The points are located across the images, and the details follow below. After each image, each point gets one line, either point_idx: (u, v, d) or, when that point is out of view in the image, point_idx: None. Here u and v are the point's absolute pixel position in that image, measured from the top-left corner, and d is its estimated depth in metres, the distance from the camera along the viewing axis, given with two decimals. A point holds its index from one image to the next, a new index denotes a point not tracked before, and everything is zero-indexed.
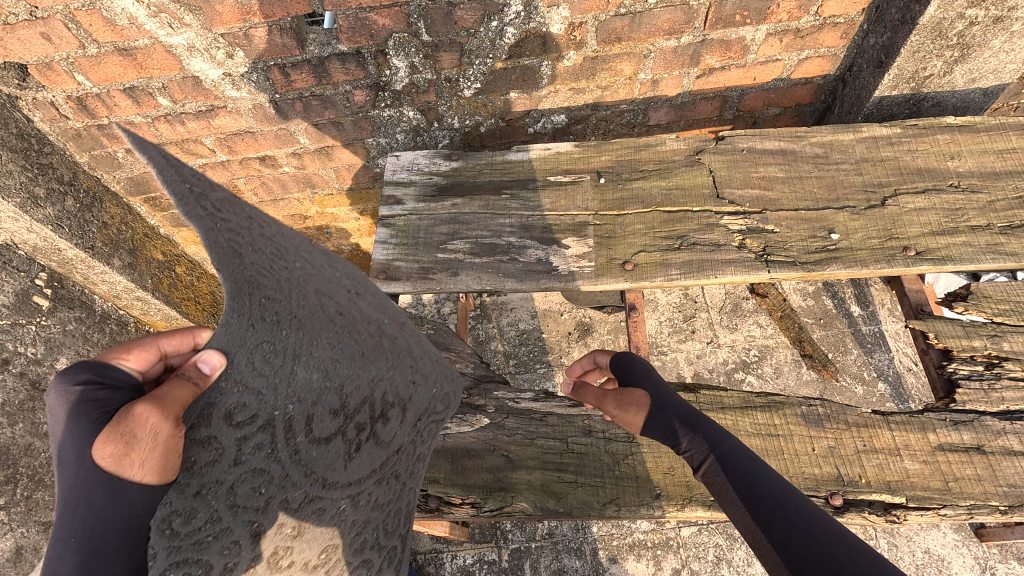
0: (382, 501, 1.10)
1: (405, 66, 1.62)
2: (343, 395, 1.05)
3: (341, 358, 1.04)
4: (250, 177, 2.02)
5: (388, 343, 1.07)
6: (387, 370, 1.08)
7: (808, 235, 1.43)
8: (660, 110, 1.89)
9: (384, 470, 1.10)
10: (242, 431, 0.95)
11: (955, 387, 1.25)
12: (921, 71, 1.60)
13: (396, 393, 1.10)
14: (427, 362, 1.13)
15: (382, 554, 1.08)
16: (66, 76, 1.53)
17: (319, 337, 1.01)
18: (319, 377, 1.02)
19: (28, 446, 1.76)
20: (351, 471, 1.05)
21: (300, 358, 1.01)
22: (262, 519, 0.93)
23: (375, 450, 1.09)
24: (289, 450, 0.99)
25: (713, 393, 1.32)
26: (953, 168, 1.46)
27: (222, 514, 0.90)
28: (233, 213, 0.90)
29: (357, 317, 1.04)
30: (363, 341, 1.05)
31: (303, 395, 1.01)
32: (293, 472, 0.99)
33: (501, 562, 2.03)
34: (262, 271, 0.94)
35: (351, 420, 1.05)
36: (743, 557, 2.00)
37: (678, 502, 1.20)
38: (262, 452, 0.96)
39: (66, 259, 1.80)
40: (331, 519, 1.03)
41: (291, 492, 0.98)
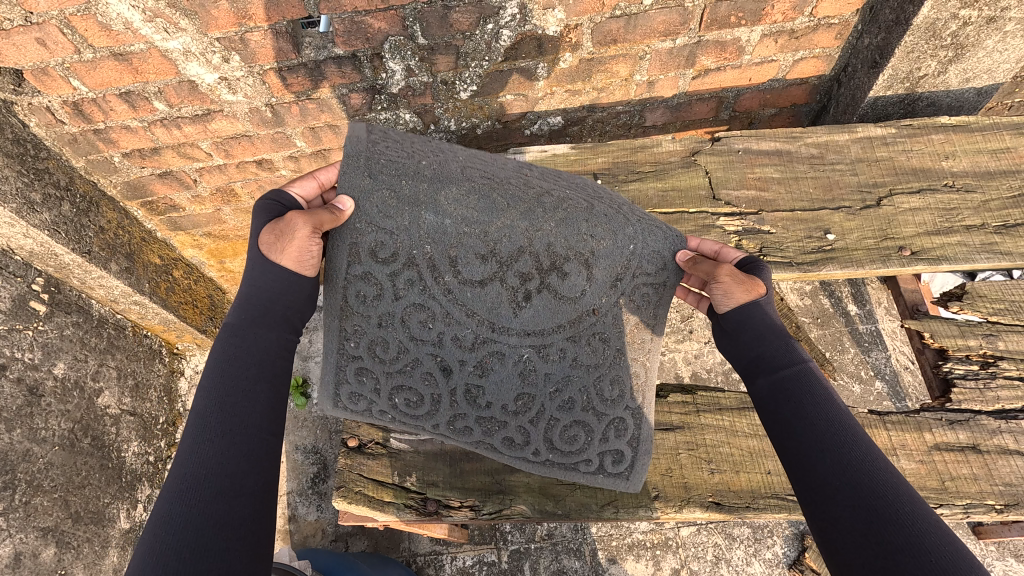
0: (578, 351, 1.25)
1: (402, 69, 1.63)
2: (491, 241, 1.22)
3: (495, 198, 1.22)
4: (247, 181, 2.01)
5: (538, 193, 1.24)
6: (545, 222, 1.22)
7: (804, 236, 1.43)
8: (656, 111, 1.89)
9: (580, 324, 1.25)
10: (408, 277, 1.22)
11: (951, 387, 1.27)
12: (915, 71, 1.61)
13: (560, 248, 1.23)
14: (621, 220, 1.24)
15: (594, 416, 1.26)
16: (61, 81, 1.53)
17: (449, 187, 1.22)
18: (456, 226, 1.21)
19: (26, 451, 1.76)
20: (521, 319, 1.24)
21: (428, 207, 1.21)
22: (440, 352, 1.24)
23: (551, 300, 1.24)
24: (450, 295, 1.23)
25: (710, 394, 1.37)
26: (947, 168, 1.47)
27: (412, 343, 1.24)
28: (418, 147, 1.27)
29: (529, 180, 1.27)
30: (524, 197, 1.23)
31: (450, 232, 1.21)
32: (452, 310, 1.23)
33: (501, 563, 2.04)
34: (434, 143, 1.31)
35: (506, 274, 1.23)
36: (742, 556, 2.01)
37: (677, 503, 1.25)
38: (428, 296, 1.23)
39: (62, 264, 1.80)
40: (501, 360, 1.25)
41: (462, 335, 1.24)
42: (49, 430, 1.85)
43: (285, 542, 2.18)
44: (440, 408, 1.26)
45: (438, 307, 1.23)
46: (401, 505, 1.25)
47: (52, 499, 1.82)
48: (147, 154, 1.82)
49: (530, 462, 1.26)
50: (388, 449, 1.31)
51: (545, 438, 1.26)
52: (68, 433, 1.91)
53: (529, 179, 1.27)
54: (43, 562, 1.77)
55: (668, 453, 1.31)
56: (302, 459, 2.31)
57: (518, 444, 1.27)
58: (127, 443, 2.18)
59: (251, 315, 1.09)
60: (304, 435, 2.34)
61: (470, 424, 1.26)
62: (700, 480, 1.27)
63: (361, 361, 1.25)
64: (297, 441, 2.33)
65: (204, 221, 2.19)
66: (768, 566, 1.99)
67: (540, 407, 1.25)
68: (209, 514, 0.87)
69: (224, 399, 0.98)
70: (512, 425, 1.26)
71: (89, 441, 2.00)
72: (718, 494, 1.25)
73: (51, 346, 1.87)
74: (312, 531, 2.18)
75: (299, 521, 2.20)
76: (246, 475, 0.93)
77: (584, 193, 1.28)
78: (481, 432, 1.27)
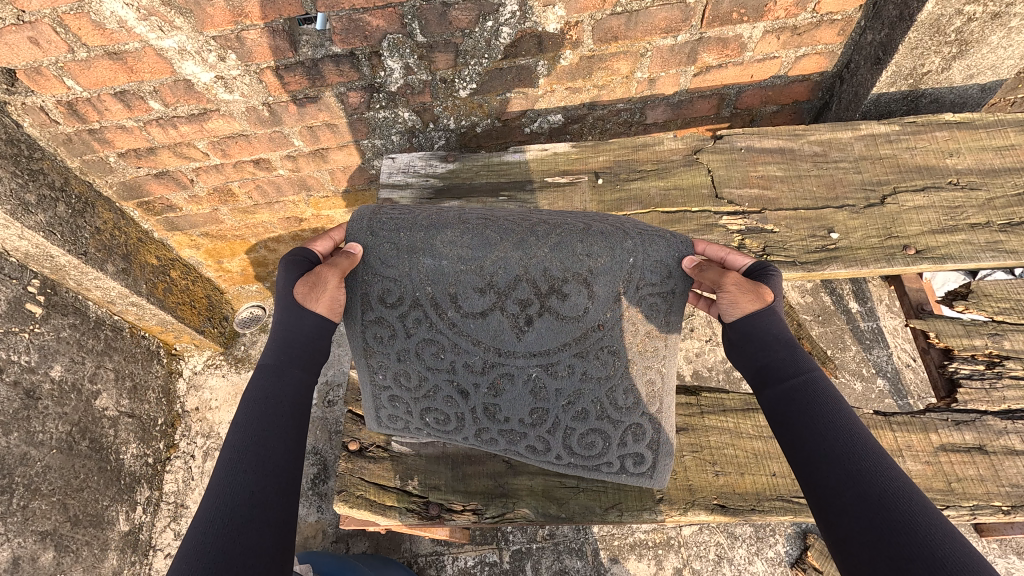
0: (585, 365, 1.24)
1: (400, 67, 1.61)
2: (489, 275, 1.20)
3: (492, 233, 1.20)
4: (244, 181, 1.99)
5: (532, 222, 1.22)
6: (538, 249, 1.19)
7: (808, 235, 1.42)
8: (657, 109, 1.88)
9: (587, 341, 1.23)
10: (415, 317, 1.24)
11: (956, 387, 1.26)
12: (918, 67, 1.59)
13: (559, 272, 1.20)
14: (619, 235, 1.19)
15: (612, 423, 1.25)
16: (55, 81, 1.50)
17: (444, 230, 1.20)
18: (453, 267, 1.20)
19: (24, 455, 1.74)
20: (527, 343, 1.23)
21: (424, 250, 1.20)
22: (456, 378, 1.26)
23: (556, 321, 1.23)
24: (458, 328, 1.24)
25: (715, 396, 1.38)
26: (951, 166, 1.46)
27: (429, 373, 1.27)
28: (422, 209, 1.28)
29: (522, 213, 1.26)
30: (516, 226, 1.21)
31: (448, 273, 1.20)
32: (461, 341, 1.25)
33: (503, 564, 2.03)
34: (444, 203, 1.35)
35: (505, 302, 1.22)
36: (744, 555, 2.00)
37: (681, 505, 1.24)
38: (436, 329, 1.24)
39: (58, 266, 1.78)
40: (514, 382, 1.25)
41: (472, 362, 1.25)
42: (46, 433, 1.83)
43: None
44: (463, 425, 1.28)
45: (447, 339, 1.25)
46: (403, 510, 1.25)
47: (51, 502, 1.81)
48: (143, 154, 1.80)
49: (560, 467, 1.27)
50: (389, 452, 1.33)
51: (564, 443, 1.25)
52: (66, 436, 1.90)
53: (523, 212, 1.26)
54: (42, 566, 1.75)
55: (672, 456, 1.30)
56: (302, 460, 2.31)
57: (540, 452, 1.27)
58: (125, 445, 2.16)
59: (287, 355, 1.10)
60: None
61: (493, 435, 1.28)
62: (705, 482, 1.26)
63: (388, 390, 1.29)
64: None
65: (201, 221, 2.17)
66: (770, 565, 1.98)
67: (554, 420, 1.25)
68: (230, 540, 0.86)
69: (261, 435, 0.98)
70: (532, 436, 1.27)
71: (87, 444, 1.98)
72: (722, 497, 1.24)
73: (47, 348, 1.85)
74: (312, 533, 2.17)
75: (299, 523, 2.19)
76: (269, 503, 0.92)
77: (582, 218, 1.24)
78: (506, 444, 1.28)
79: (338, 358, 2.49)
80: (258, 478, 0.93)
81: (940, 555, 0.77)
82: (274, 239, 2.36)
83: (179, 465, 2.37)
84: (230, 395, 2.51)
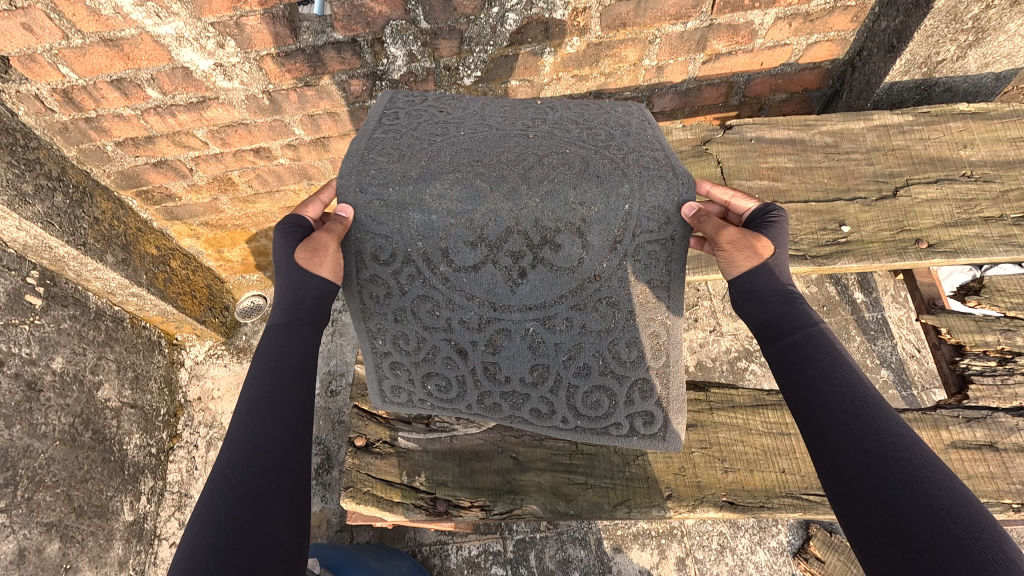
0: (584, 321, 1.27)
1: (403, 54, 1.57)
2: (480, 228, 1.22)
3: (482, 183, 1.20)
4: (244, 170, 1.96)
5: (525, 166, 1.21)
6: (530, 198, 1.19)
7: (818, 228, 1.40)
8: (664, 97, 1.84)
9: (584, 292, 1.26)
10: (409, 276, 1.25)
11: (968, 383, 1.27)
12: (934, 55, 1.56)
13: (551, 219, 1.21)
14: (615, 179, 1.18)
15: (611, 377, 1.28)
16: (50, 68, 1.47)
17: (435, 182, 1.18)
18: (442, 219, 1.21)
19: (27, 447, 1.74)
20: (521, 297, 1.26)
21: (416, 205, 1.19)
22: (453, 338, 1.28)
23: (550, 273, 1.25)
24: (454, 287, 1.26)
25: (723, 392, 1.36)
26: (965, 157, 1.43)
27: (428, 332, 1.28)
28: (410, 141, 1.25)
29: (514, 150, 1.24)
30: (507, 172, 1.20)
31: (439, 226, 1.21)
32: (455, 298, 1.26)
33: (506, 553, 2.04)
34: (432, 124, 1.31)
35: (498, 255, 1.23)
36: (746, 545, 2.01)
37: (689, 502, 1.23)
38: (432, 288, 1.26)
39: (58, 257, 1.76)
40: (513, 340, 1.28)
41: (469, 320, 1.27)
42: (49, 425, 1.82)
43: None
44: (466, 390, 1.30)
45: (444, 300, 1.27)
46: (410, 506, 1.24)
47: (55, 494, 1.81)
48: (141, 143, 1.76)
49: (562, 430, 1.30)
50: (396, 449, 1.31)
51: (569, 405, 1.28)
52: (68, 428, 1.89)
53: (516, 149, 1.24)
54: (48, 556, 1.76)
55: (680, 452, 1.29)
56: None
57: (545, 415, 1.30)
58: (128, 435, 2.16)
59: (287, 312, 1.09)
60: None
61: (497, 400, 1.31)
62: (714, 479, 1.25)
63: (387, 352, 1.30)
64: None
65: (201, 211, 2.14)
66: (772, 555, 1.99)
67: (556, 377, 1.29)
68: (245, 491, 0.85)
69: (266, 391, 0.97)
70: (535, 397, 1.30)
71: (90, 435, 1.98)
72: (731, 493, 1.23)
73: (48, 340, 1.84)
74: (317, 522, 2.18)
75: None
76: (277, 453, 0.91)
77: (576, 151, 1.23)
78: (509, 407, 1.31)
79: (341, 349, 2.49)
80: (265, 430, 0.92)
81: (935, 505, 0.77)
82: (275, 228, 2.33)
83: (183, 455, 2.36)
84: (232, 384, 2.47)
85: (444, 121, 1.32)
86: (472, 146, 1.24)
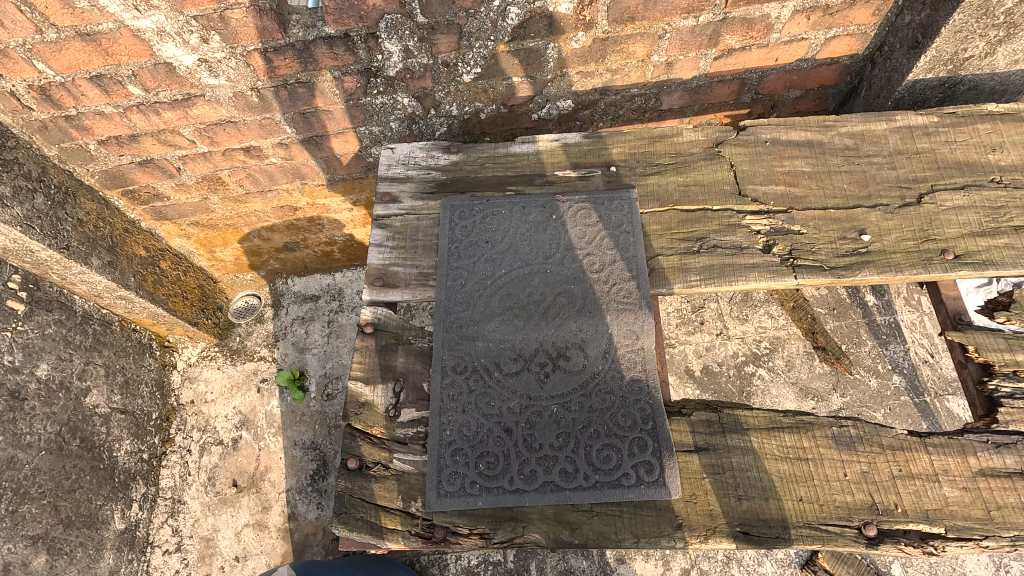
0: (607, 405, 1.21)
1: (399, 50, 1.49)
2: (502, 321, 1.31)
3: (518, 317, 1.32)
4: (234, 169, 1.88)
5: (545, 305, 1.32)
6: (542, 295, 1.34)
7: (837, 237, 1.32)
8: (673, 94, 1.75)
9: (592, 384, 1.24)
10: (466, 379, 1.26)
11: (997, 406, 1.20)
12: (961, 52, 1.47)
13: (567, 337, 1.29)
14: (613, 275, 1.34)
15: (628, 438, 1.18)
16: (24, 64, 1.38)
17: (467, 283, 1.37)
18: (495, 341, 1.29)
19: (11, 458, 1.68)
20: (552, 388, 1.24)
21: (450, 308, 1.34)
22: (480, 422, 1.22)
23: (564, 370, 1.26)
24: (498, 388, 1.25)
25: (736, 413, 1.28)
26: (994, 162, 1.36)
27: (477, 422, 1.22)
28: (454, 273, 1.38)
29: (537, 285, 1.35)
30: (532, 306, 1.33)
31: (490, 342, 1.29)
32: (484, 388, 1.25)
33: (507, 563, 1.96)
34: (475, 250, 1.41)
35: (533, 361, 1.27)
36: (753, 556, 1.94)
37: (702, 532, 1.13)
38: (478, 386, 1.25)
39: (40, 261, 1.68)
40: (550, 419, 1.21)
41: (508, 408, 1.23)
42: (34, 434, 1.76)
43: (285, 541, 2.11)
44: (511, 463, 1.17)
45: (491, 396, 1.24)
46: (406, 534, 1.14)
47: (41, 505, 1.75)
48: (125, 142, 1.68)
49: (584, 490, 1.14)
50: (392, 470, 1.20)
51: (584, 461, 1.17)
52: (55, 437, 1.83)
53: (538, 284, 1.35)
54: (34, 570, 1.70)
55: (692, 477, 1.20)
56: (300, 455, 2.25)
57: (568, 475, 1.16)
58: (118, 442, 2.08)
59: None
60: (302, 431, 2.29)
61: (533, 467, 1.17)
62: (727, 507, 1.16)
63: (450, 444, 1.20)
64: (296, 437, 2.28)
65: (190, 210, 2.06)
66: (780, 567, 1.92)
67: (576, 442, 1.19)
68: None
69: None
70: (562, 457, 1.18)
71: (78, 443, 1.91)
72: (746, 523, 1.14)
73: (32, 347, 1.77)
74: (313, 530, 2.12)
75: (299, 520, 2.14)
76: None
77: (592, 280, 1.34)
78: (543, 474, 1.16)
79: (337, 351, 2.43)
80: None
81: None
82: (269, 228, 2.25)
83: (175, 460, 2.28)
84: (227, 387, 2.39)
85: (491, 236, 1.42)
86: (506, 284, 1.36)
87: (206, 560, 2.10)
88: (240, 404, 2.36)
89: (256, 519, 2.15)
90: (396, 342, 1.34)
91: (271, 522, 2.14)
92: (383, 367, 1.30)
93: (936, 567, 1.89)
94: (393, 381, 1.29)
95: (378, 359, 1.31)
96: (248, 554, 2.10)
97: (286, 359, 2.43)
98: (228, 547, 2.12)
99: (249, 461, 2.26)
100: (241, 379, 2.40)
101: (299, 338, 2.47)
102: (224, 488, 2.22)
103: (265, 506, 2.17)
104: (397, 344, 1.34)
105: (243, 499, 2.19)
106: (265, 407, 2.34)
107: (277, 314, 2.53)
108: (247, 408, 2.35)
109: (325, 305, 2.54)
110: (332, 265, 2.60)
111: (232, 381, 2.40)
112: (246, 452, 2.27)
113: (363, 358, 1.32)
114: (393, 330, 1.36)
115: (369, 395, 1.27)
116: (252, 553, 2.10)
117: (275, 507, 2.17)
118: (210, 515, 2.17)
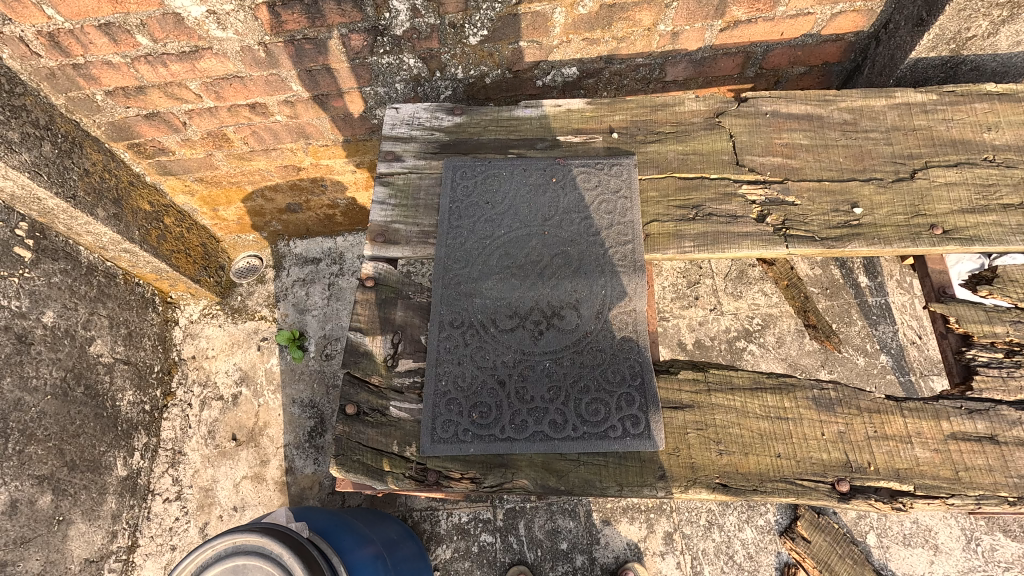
0: (597, 362, 1.26)
1: (406, 9, 1.50)
2: (502, 282, 1.34)
3: (515, 276, 1.35)
4: (240, 126, 1.89)
5: (542, 265, 1.36)
6: (539, 257, 1.37)
7: (830, 209, 1.35)
8: (677, 65, 1.76)
9: (584, 343, 1.28)
10: (462, 334, 1.30)
11: (973, 374, 1.26)
12: (964, 31, 1.49)
13: (562, 297, 1.32)
14: (611, 239, 1.37)
15: (617, 393, 1.23)
16: (33, 9, 1.39)
17: (469, 242, 1.40)
18: (492, 299, 1.33)
19: (18, 400, 1.72)
20: (545, 345, 1.28)
21: (450, 267, 1.37)
22: (476, 375, 1.26)
23: (557, 331, 1.29)
24: (493, 342, 1.29)
25: (722, 373, 1.33)
26: (988, 141, 1.38)
27: (471, 373, 1.26)
28: (454, 231, 1.41)
29: (535, 246, 1.38)
30: (529, 266, 1.36)
31: (487, 300, 1.33)
32: (480, 344, 1.29)
33: (496, 521, 2.01)
34: (475, 210, 1.44)
35: (528, 319, 1.31)
36: (734, 522, 1.99)
37: (682, 483, 1.19)
38: (474, 340, 1.29)
39: (47, 210, 1.70)
40: (542, 373, 1.26)
41: (503, 361, 1.27)
42: (40, 378, 1.80)
43: (283, 494, 2.18)
44: (502, 414, 1.22)
45: (486, 349, 1.28)
46: (399, 475, 1.20)
47: (47, 448, 1.80)
48: (132, 93, 1.68)
49: (572, 440, 1.19)
50: (389, 417, 1.25)
51: (574, 413, 1.21)
52: (60, 382, 1.87)
53: (536, 245, 1.39)
54: (40, 508, 1.76)
55: (677, 432, 1.25)
56: (299, 412, 2.30)
57: (559, 426, 1.21)
58: (121, 392, 2.13)
59: None
60: (300, 388, 2.34)
61: (524, 418, 1.21)
62: (708, 461, 1.22)
63: (445, 394, 1.24)
64: (296, 395, 2.33)
65: (195, 166, 2.07)
66: (759, 533, 1.98)
67: (566, 394, 1.23)
68: None
69: None
70: (552, 409, 1.22)
71: (82, 390, 1.96)
72: (724, 476, 1.20)
73: (38, 294, 1.80)
74: (309, 484, 2.18)
75: (296, 474, 2.20)
76: None
77: (589, 243, 1.37)
78: (533, 424, 1.21)
79: (337, 313, 2.47)
80: None
81: None
82: (272, 188, 2.27)
83: (176, 413, 2.33)
84: (227, 344, 2.43)
85: (492, 197, 1.45)
86: (504, 244, 1.39)
87: (206, 509, 2.16)
88: (241, 360, 2.40)
89: (254, 471, 2.21)
90: (395, 296, 1.38)
91: (268, 475, 2.21)
92: (383, 320, 1.34)
93: (910, 539, 1.95)
94: (392, 332, 1.33)
95: (378, 312, 1.35)
96: (246, 504, 2.17)
97: (286, 319, 2.47)
98: (226, 497, 2.18)
99: (248, 416, 2.31)
100: (241, 338, 2.44)
101: (300, 299, 2.50)
102: (224, 441, 2.27)
103: (263, 460, 2.23)
104: (397, 299, 1.38)
105: (243, 452, 2.25)
106: (265, 364, 2.39)
107: (278, 276, 2.56)
108: (248, 364, 2.40)
109: (326, 268, 2.57)
110: (335, 229, 2.62)
111: (233, 338, 2.44)
112: (246, 407, 2.32)
113: (363, 310, 1.35)
114: (393, 284, 1.40)
115: (368, 345, 1.31)
116: (251, 503, 2.17)
117: (273, 460, 2.23)
118: (210, 466, 2.23)
